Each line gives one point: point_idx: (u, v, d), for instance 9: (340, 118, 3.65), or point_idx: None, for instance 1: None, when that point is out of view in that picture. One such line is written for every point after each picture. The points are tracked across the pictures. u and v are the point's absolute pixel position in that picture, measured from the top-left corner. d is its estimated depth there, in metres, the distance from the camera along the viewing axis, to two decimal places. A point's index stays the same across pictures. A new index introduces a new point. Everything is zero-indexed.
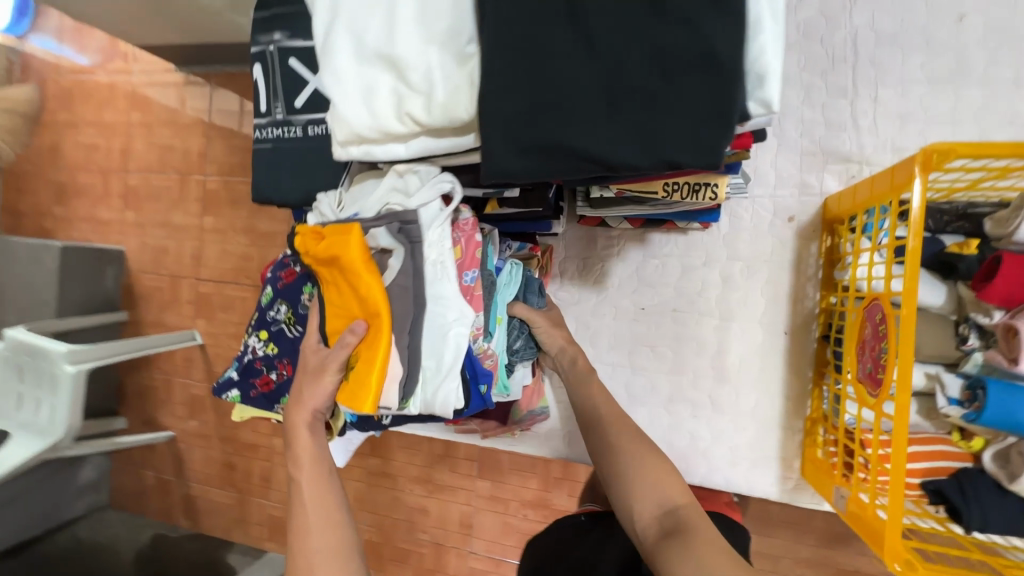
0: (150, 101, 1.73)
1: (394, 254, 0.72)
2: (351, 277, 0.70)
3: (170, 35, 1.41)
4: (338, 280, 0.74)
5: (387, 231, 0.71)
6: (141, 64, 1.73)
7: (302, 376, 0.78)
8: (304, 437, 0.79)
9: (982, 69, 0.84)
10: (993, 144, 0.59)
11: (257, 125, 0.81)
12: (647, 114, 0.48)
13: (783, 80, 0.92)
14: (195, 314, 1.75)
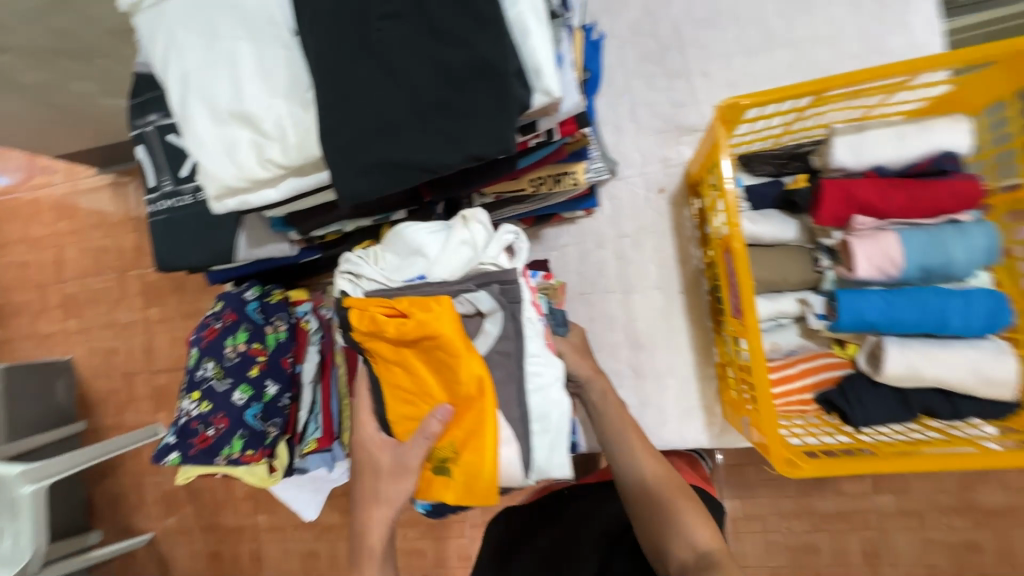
0: (75, 207, 1.75)
1: (490, 317, 0.69)
2: (443, 358, 0.67)
3: (82, 139, 1.44)
4: (417, 364, 0.70)
5: (487, 294, 0.69)
6: (60, 176, 1.76)
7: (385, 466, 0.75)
8: (381, 520, 0.77)
9: (788, 30, 0.97)
10: (779, 90, 0.70)
11: (149, 201, 0.87)
12: (453, 121, 0.57)
13: (629, 80, 1.03)
14: (154, 409, 1.74)
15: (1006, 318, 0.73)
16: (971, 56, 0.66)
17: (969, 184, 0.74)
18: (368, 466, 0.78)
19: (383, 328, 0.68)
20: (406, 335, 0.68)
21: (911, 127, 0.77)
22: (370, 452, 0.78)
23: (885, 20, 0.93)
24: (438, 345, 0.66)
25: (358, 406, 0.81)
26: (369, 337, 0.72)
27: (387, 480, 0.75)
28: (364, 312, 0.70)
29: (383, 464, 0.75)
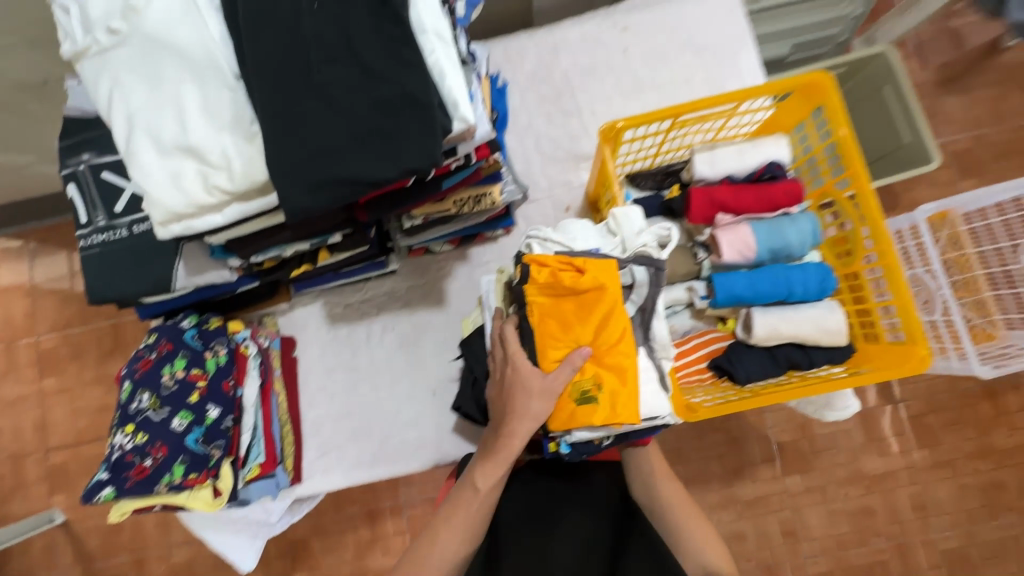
0: None
1: (638, 289, 0.81)
2: (602, 311, 0.78)
3: None
4: (575, 320, 0.79)
5: (642, 269, 0.81)
6: None
7: (522, 393, 0.80)
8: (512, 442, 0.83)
9: (653, 79, 1.20)
10: (649, 115, 0.91)
11: (80, 236, 0.89)
12: (387, 141, 0.69)
13: (531, 121, 1.22)
14: (47, 493, 1.60)
15: (834, 282, 0.95)
16: (777, 87, 0.91)
17: (792, 184, 0.97)
18: (513, 397, 0.81)
19: (558, 280, 0.78)
20: (589, 288, 0.78)
21: (748, 145, 1.01)
22: (521, 378, 0.80)
23: (723, 69, 1.19)
24: (607, 299, 0.77)
25: (512, 340, 0.84)
26: (546, 281, 0.79)
27: (533, 412, 0.79)
28: (545, 268, 0.80)
29: (534, 385, 0.79)
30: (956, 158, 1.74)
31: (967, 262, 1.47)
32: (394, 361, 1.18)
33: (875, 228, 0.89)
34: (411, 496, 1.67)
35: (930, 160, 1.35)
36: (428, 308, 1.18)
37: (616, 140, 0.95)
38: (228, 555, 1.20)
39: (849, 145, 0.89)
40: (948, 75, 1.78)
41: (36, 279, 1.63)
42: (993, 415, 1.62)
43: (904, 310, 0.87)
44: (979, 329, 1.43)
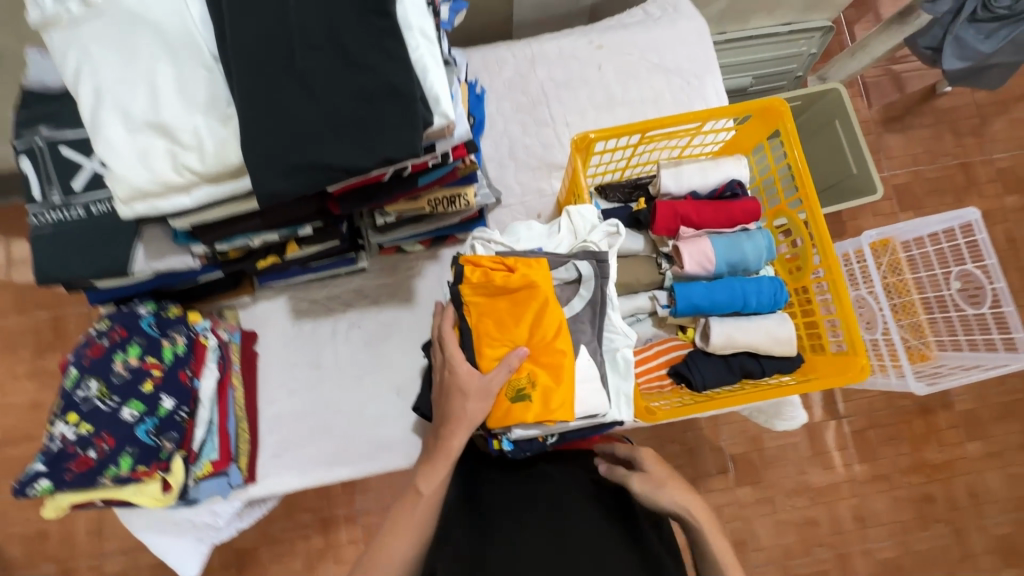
0: None
1: (585, 283, 0.86)
2: (535, 309, 0.81)
3: None
4: (512, 318, 0.82)
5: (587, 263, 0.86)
6: None
7: (458, 395, 0.79)
8: (451, 445, 0.81)
9: (625, 96, 1.25)
10: (618, 128, 0.95)
11: (32, 212, 0.85)
12: (365, 131, 0.69)
13: (507, 128, 1.24)
14: None
15: (785, 295, 1.01)
16: (737, 109, 0.97)
17: (750, 202, 1.03)
18: (449, 396, 0.80)
19: (491, 279, 0.82)
20: (519, 290, 0.82)
21: (710, 163, 1.06)
22: (456, 379, 0.79)
23: (691, 91, 1.25)
24: (541, 295, 0.81)
25: (449, 338, 0.84)
26: (484, 281, 0.83)
27: (469, 414, 0.79)
28: (478, 268, 0.84)
29: (470, 387, 0.78)
30: (896, 192, 1.88)
31: (904, 286, 1.61)
32: (359, 359, 1.16)
33: (822, 246, 0.95)
34: (367, 502, 1.63)
35: (874, 192, 1.48)
36: (396, 306, 1.18)
37: (587, 150, 0.98)
38: (169, 560, 1.14)
39: (800, 168, 0.96)
40: (890, 116, 1.93)
41: None
42: (925, 431, 1.74)
43: (845, 326, 0.93)
44: (914, 349, 1.57)
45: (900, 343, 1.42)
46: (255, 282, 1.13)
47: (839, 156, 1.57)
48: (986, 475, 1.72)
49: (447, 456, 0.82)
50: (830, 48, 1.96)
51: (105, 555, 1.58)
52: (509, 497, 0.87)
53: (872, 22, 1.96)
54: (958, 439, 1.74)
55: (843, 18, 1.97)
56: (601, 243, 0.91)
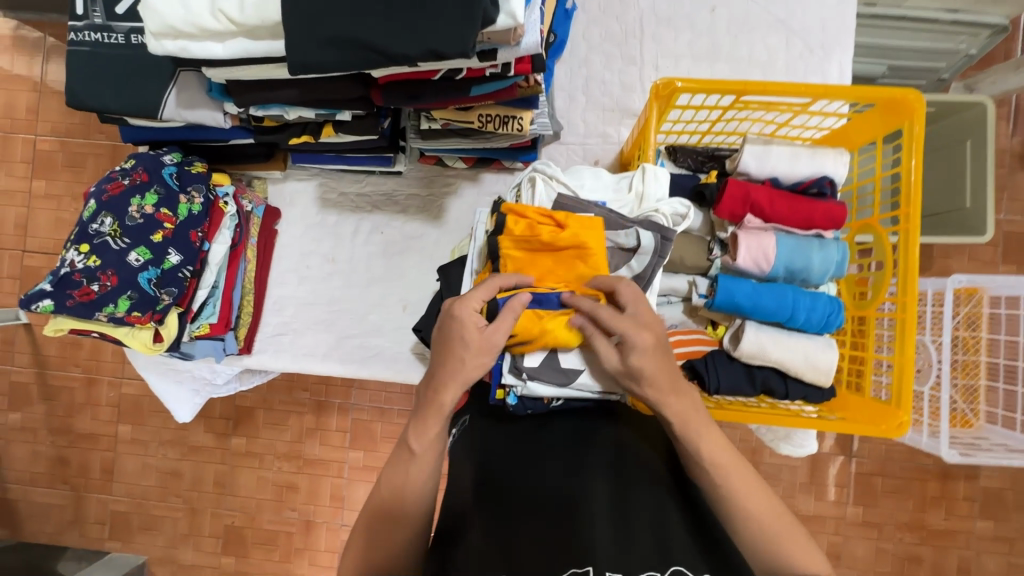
0: None
1: (641, 256, 0.75)
2: (579, 270, 0.74)
3: None
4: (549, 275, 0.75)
5: (651, 237, 0.75)
6: None
7: (454, 349, 0.66)
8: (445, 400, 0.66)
9: (731, 50, 1.08)
10: (712, 82, 0.80)
11: (72, 28, 0.81)
12: (419, 13, 0.60)
13: (587, 57, 1.10)
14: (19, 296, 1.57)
15: (840, 320, 0.88)
16: (858, 93, 0.81)
17: (835, 206, 0.89)
18: (448, 340, 0.66)
19: (536, 235, 0.73)
20: (567, 247, 0.73)
21: (805, 150, 0.91)
22: (462, 328, 0.66)
23: (811, 62, 1.06)
24: (587, 261, 0.73)
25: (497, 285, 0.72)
26: (523, 239, 0.74)
27: (467, 370, 0.66)
28: (522, 219, 0.75)
29: (472, 340, 0.66)
30: (1005, 239, 1.64)
31: (974, 344, 1.44)
32: (374, 263, 1.13)
33: (905, 276, 0.82)
34: (361, 400, 1.68)
35: (982, 233, 1.29)
36: (423, 221, 1.12)
37: (667, 100, 0.85)
38: (165, 401, 1.20)
39: (911, 181, 0.81)
40: None
41: (43, 73, 1.54)
42: (937, 495, 1.62)
43: (900, 372, 0.82)
44: (960, 413, 1.44)
45: (949, 404, 1.27)
46: (287, 159, 1.10)
47: (955, 183, 1.36)
48: (986, 556, 1.61)
49: (438, 409, 0.66)
50: (993, 53, 1.64)
51: (125, 377, 1.72)
52: (547, 436, 0.74)
53: None
54: (970, 514, 1.61)
55: None
56: (668, 217, 0.80)
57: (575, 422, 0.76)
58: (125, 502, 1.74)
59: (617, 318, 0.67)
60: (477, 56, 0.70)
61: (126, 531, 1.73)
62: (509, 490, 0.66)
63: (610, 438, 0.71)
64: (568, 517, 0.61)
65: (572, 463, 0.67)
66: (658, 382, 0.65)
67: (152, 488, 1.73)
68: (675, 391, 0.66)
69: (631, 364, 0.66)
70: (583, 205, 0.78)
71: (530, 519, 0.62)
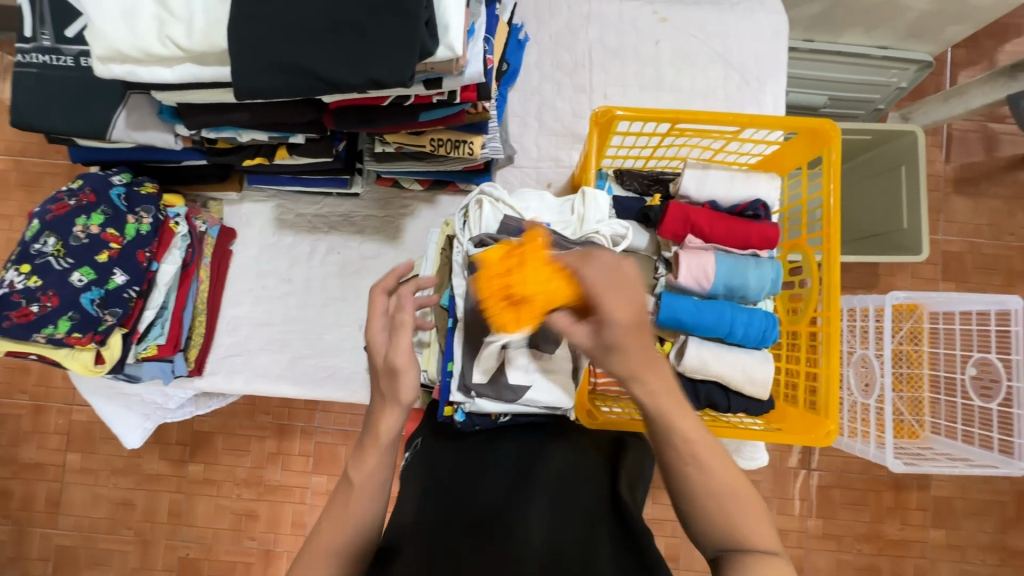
0: None
1: None
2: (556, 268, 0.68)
3: None
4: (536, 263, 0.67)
5: (589, 255, 0.79)
6: None
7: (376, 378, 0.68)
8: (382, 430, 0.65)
9: (674, 80, 1.14)
10: (651, 109, 0.85)
11: (20, 50, 0.82)
12: (358, 42, 0.63)
13: (539, 85, 1.15)
14: None
15: (775, 335, 0.93)
16: (783, 122, 0.87)
17: (769, 227, 0.94)
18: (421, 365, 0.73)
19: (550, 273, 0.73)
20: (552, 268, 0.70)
21: (741, 174, 0.97)
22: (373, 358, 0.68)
23: (748, 93, 1.14)
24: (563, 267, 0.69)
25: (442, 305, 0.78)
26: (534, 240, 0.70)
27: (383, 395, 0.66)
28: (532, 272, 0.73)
29: (378, 365, 0.67)
30: (943, 258, 1.74)
31: (917, 357, 1.51)
32: (331, 283, 1.14)
33: (830, 292, 0.87)
34: (325, 423, 1.65)
35: (918, 252, 1.37)
36: (382, 243, 1.14)
37: (610, 124, 0.89)
38: (113, 426, 1.17)
39: (832, 206, 0.87)
40: (965, 175, 1.76)
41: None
42: (891, 505, 1.67)
43: (825, 382, 0.87)
44: (906, 425, 1.50)
45: (890, 415, 1.33)
46: (244, 180, 1.10)
47: (892, 205, 1.45)
48: (940, 564, 1.66)
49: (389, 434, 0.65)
50: (924, 85, 1.76)
51: (77, 404, 1.66)
52: (492, 455, 0.76)
53: (981, 69, 1.75)
54: (923, 523, 1.67)
55: (950, 55, 1.77)
56: (608, 238, 0.83)
57: (526, 438, 0.79)
58: (72, 536, 1.66)
59: (603, 282, 0.57)
60: (422, 84, 0.73)
61: (72, 567, 1.65)
62: (451, 505, 0.67)
63: (559, 457, 0.74)
64: (506, 527, 0.63)
65: (517, 477, 0.70)
66: (631, 362, 0.58)
67: (102, 521, 1.66)
68: (654, 367, 0.60)
69: (604, 340, 0.58)
70: (527, 226, 0.80)
71: (463, 528, 0.64)
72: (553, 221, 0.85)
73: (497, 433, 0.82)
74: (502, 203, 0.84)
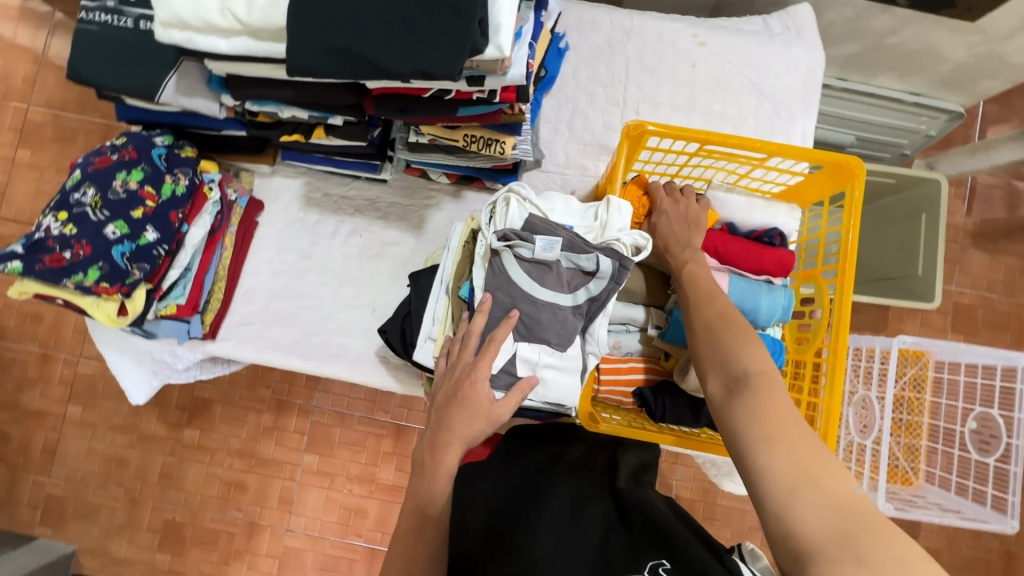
0: None
1: (598, 280, 0.80)
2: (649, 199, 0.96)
3: None
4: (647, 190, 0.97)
5: (609, 261, 0.80)
6: None
7: (457, 406, 0.76)
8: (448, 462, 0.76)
9: (706, 103, 1.16)
10: (682, 129, 0.87)
11: (85, 8, 0.85)
12: (411, 33, 0.66)
13: (573, 94, 1.18)
14: None
15: (780, 361, 0.93)
16: (809, 155, 0.88)
17: (786, 255, 0.95)
18: (456, 404, 0.76)
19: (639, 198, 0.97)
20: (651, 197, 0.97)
21: (761, 203, 0.99)
22: (473, 394, 0.76)
23: (777, 124, 1.15)
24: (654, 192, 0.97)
25: (471, 336, 0.79)
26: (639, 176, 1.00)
27: (471, 431, 0.76)
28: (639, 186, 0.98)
29: (481, 409, 0.76)
30: (954, 309, 1.74)
31: (919, 405, 1.50)
32: (349, 264, 1.16)
33: (839, 325, 0.88)
34: (323, 403, 1.67)
35: (929, 300, 1.38)
36: (403, 232, 1.16)
37: (640, 140, 0.92)
38: (121, 381, 1.20)
39: (849, 239, 0.88)
40: (984, 230, 1.77)
41: (46, 49, 1.56)
42: None
43: (826, 414, 0.87)
44: (900, 471, 1.50)
45: (886, 458, 1.33)
46: (277, 155, 1.13)
47: (908, 250, 1.45)
48: None
49: (444, 470, 0.76)
50: (952, 136, 1.77)
51: (83, 356, 1.70)
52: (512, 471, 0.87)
53: (1010, 126, 1.76)
54: None
55: (981, 110, 1.78)
56: (627, 248, 0.84)
57: (526, 466, 0.88)
58: (63, 486, 1.68)
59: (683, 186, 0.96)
60: (466, 80, 0.76)
61: (59, 516, 1.68)
62: (478, 546, 0.77)
63: (563, 483, 0.84)
64: (527, 538, 0.74)
65: (530, 503, 0.80)
66: (667, 235, 0.90)
67: (94, 474, 1.68)
68: (681, 243, 0.88)
69: (656, 223, 0.92)
70: (551, 226, 0.82)
71: (493, 559, 0.74)
72: (575, 223, 0.87)
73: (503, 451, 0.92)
74: (530, 202, 0.85)
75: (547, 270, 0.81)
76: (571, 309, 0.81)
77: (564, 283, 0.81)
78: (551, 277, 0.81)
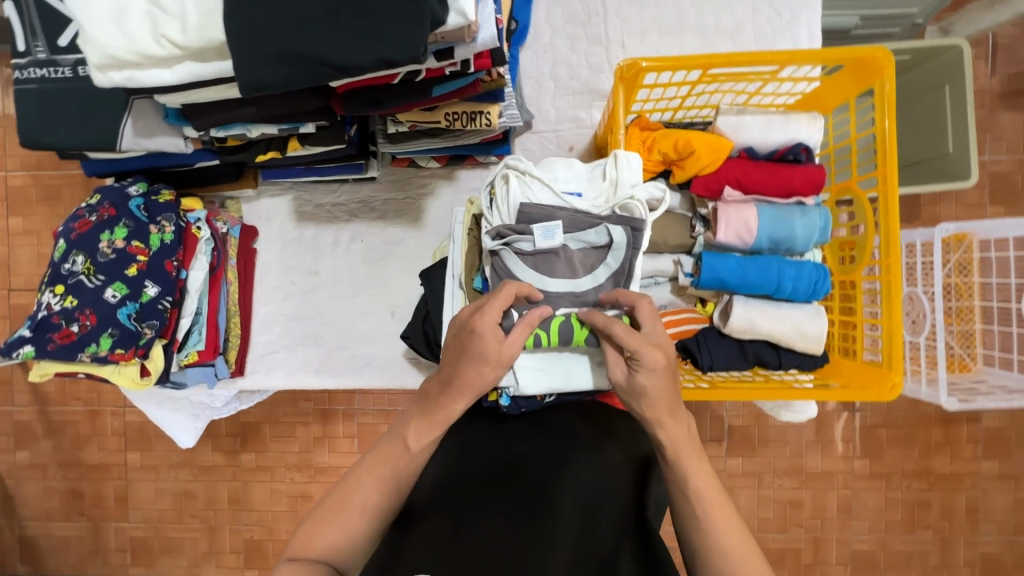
0: None
1: (615, 252, 0.77)
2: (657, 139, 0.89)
3: None
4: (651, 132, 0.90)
5: (620, 229, 0.77)
6: None
7: (459, 353, 0.66)
8: (445, 403, 0.68)
9: (697, 19, 1.06)
10: (679, 59, 0.80)
11: (16, 65, 0.79)
12: (364, 21, 0.59)
13: (550, 40, 1.08)
14: None
15: (826, 287, 0.88)
16: (827, 56, 0.79)
17: (814, 171, 0.87)
18: (465, 351, 0.66)
19: (651, 142, 0.90)
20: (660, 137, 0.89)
21: (779, 116, 0.89)
22: (480, 342, 0.65)
23: (779, 25, 1.04)
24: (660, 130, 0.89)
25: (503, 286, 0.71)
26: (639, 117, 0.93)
27: (475, 376, 0.67)
28: (646, 131, 0.91)
29: (489, 356, 0.66)
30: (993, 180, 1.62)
31: (968, 289, 1.43)
32: (357, 271, 1.12)
33: (888, 237, 0.81)
34: (365, 404, 1.67)
35: (967, 177, 1.27)
36: (404, 227, 1.11)
37: (636, 81, 0.85)
38: (168, 429, 1.20)
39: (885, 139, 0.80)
40: (1014, 87, 1.62)
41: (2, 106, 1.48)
42: (940, 440, 1.53)
43: (887, 332, 0.82)
44: (956, 358, 1.43)
45: (944, 350, 1.24)
46: (258, 175, 1.07)
47: (936, 127, 1.34)
48: (994, 496, 1.53)
49: (445, 416, 0.69)
50: None
51: (128, 406, 1.72)
52: (532, 445, 0.78)
53: None
54: (974, 455, 1.53)
55: None
56: (644, 203, 0.80)
57: (559, 437, 0.79)
58: (143, 527, 1.75)
59: (629, 335, 0.66)
60: (434, 56, 0.68)
61: (147, 555, 1.75)
62: (472, 508, 0.72)
63: (588, 468, 0.74)
64: (535, 516, 0.70)
65: (546, 478, 0.73)
66: (654, 406, 0.66)
67: (168, 512, 1.74)
68: (673, 414, 0.67)
69: (636, 381, 0.67)
70: (547, 211, 0.78)
71: (490, 515, 0.70)
72: (583, 188, 0.82)
73: (531, 425, 0.82)
74: (528, 173, 0.79)
75: (554, 258, 0.77)
76: (593, 289, 0.77)
77: (576, 265, 0.77)
78: (560, 265, 0.77)
